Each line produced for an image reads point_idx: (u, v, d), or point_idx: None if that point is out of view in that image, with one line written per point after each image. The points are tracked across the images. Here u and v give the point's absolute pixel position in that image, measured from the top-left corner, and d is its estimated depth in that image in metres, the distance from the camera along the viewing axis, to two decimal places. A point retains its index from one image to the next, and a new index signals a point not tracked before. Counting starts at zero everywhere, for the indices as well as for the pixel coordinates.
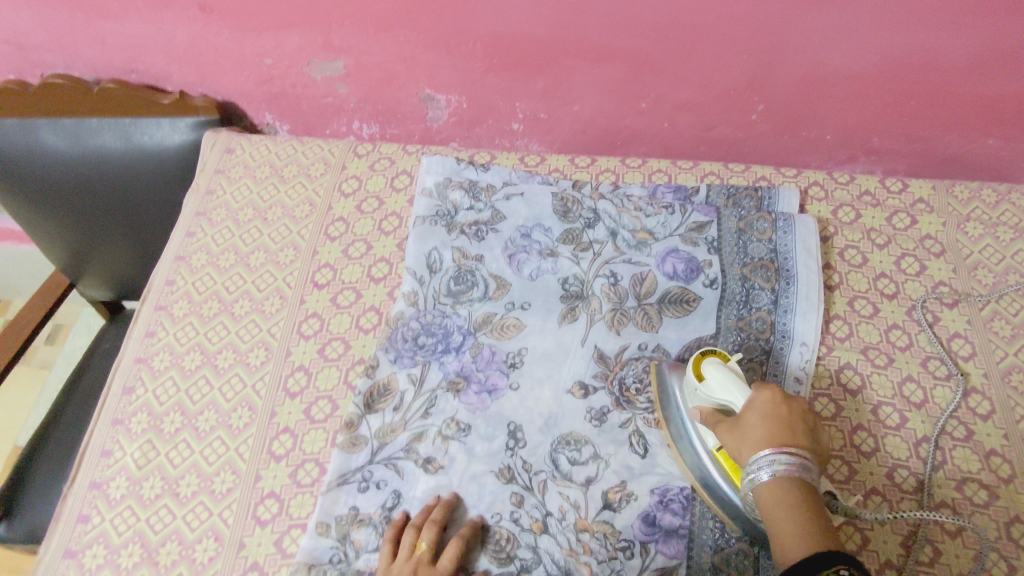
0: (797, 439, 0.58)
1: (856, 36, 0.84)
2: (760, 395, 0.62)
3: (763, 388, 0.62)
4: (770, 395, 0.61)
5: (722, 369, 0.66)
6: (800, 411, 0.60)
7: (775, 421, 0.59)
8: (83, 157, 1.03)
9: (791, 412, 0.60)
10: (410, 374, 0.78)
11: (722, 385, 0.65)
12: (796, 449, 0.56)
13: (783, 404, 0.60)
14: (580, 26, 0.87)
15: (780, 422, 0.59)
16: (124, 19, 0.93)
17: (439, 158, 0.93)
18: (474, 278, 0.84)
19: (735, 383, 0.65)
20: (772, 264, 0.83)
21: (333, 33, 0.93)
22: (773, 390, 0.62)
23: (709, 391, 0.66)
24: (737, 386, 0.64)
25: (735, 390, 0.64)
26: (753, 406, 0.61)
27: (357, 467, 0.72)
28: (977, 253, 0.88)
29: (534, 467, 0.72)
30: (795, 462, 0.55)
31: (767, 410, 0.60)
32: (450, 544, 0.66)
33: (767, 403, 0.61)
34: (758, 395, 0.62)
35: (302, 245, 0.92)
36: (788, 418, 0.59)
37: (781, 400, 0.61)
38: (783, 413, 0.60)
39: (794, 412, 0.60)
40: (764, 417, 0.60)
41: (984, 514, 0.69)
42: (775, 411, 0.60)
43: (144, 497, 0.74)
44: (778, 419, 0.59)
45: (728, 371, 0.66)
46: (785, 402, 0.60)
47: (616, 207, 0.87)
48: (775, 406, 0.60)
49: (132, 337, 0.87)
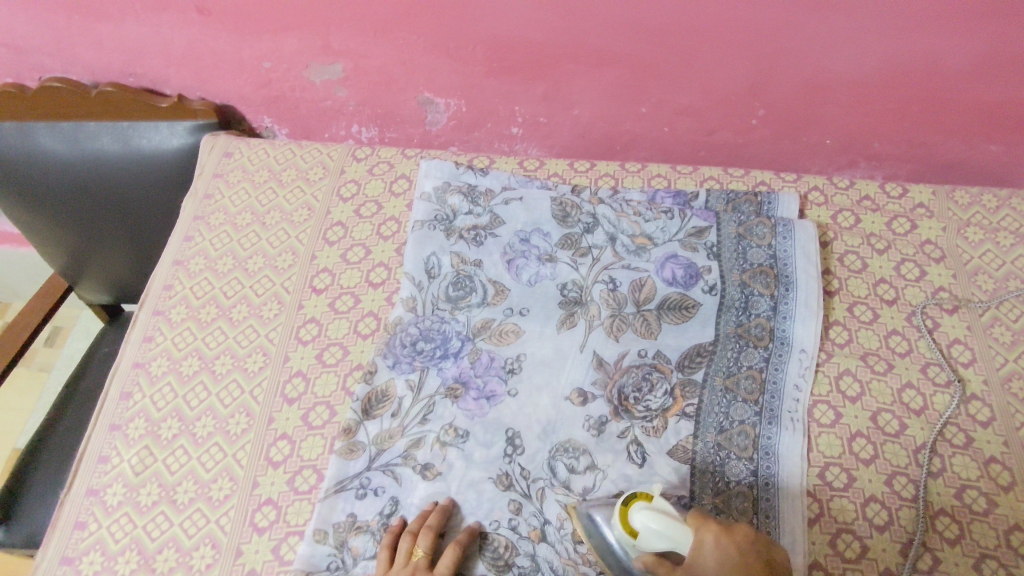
0: None
1: (857, 43, 0.84)
2: (703, 541, 0.56)
3: (703, 529, 0.57)
4: (714, 540, 0.56)
5: (651, 512, 0.60)
6: (750, 547, 0.55)
7: (731, 570, 0.54)
8: (80, 160, 1.03)
9: (742, 554, 0.55)
10: (408, 380, 0.77)
11: (659, 533, 0.58)
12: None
13: (730, 546, 0.55)
14: (579, 30, 0.87)
15: (735, 574, 0.54)
16: (122, 22, 0.93)
17: (438, 162, 0.92)
18: (473, 283, 0.83)
19: (670, 525, 0.58)
20: (771, 270, 0.82)
21: (332, 37, 0.92)
22: (714, 531, 0.56)
23: (648, 541, 0.59)
24: (674, 529, 0.58)
25: (674, 535, 0.58)
26: (702, 557, 0.55)
27: (354, 474, 0.72)
28: (977, 258, 0.87)
29: (532, 474, 0.72)
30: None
31: (718, 562, 0.55)
32: (447, 550, 0.66)
33: (716, 552, 0.55)
34: (702, 542, 0.56)
35: (300, 249, 0.92)
36: (742, 567, 0.54)
37: (726, 541, 0.56)
38: (735, 558, 0.55)
39: (745, 553, 0.55)
40: (720, 572, 0.54)
41: (983, 522, 0.69)
42: (728, 557, 0.55)
43: (141, 504, 0.74)
44: (734, 570, 0.54)
45: (656, 512, 0.60)
46: (731, 541, 0.56)
47: (615, 211, 0.87)
48: (726, 555, 0.55)
49: (130, 342, 0.86)
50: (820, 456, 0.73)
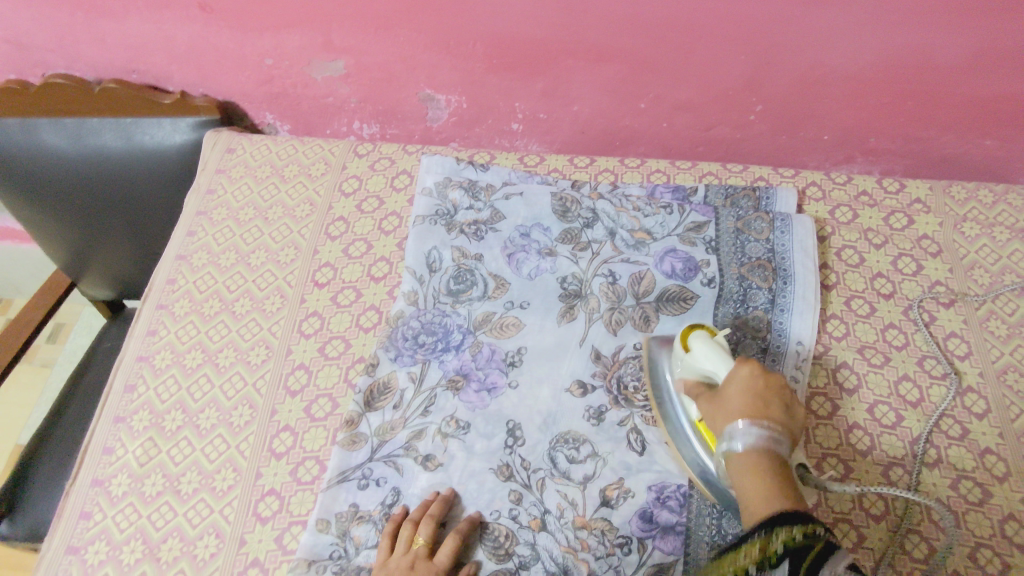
0: (773, 413, 0.58)
1: (853, 37, 0.84)
2: (740, 367, 0.62)
3: (744, 361, 0.63)
4: (750, 368, 0.61)
5: (709, 341, 0.68)
6: (778, 386, 0.60)
7: (753, 394, 0.59)
8: (83, 156, 1.04)
9: (769, 385, 0.60)
10: (410, 373, 0.78)
11: (709, 357, 0.66)
12: (769, 421, 0.57)
13: (761, 377, 0.61)
14: (578, 26, 0.88)
15: (758, 395, 0.59)
16: (125, 19, 0.94)
17: (439, 158, 0.94)
18: (473, 277, 0.84)
19: (719, 355, 0.66)
20: (769, 264, 0.83)
21: (333, 33, 0.93)
22: (753, 364, 0.62)
23: (696, 361, 0.68)
24: (721, 360, 0.66)
25: (719, 362, 0.65)
26: (733, 379, 0.62)
27: (357, 465, 0.73)
28: (973, 253, 0.88)
29: (532, 465, 0.72)
30: (767, 434, 0.56)
31: (747, 381, 0.61)
32: (447, 540, 0.67)
33: (746, 376, 0.61)
34: (738, 367, 0.62)
35: (303, 244, 0.92)
36: (764, 392, 0.59)
37: (760, 373, 0.61)
38: (761, 386, 0.60)
39: (772, 386, 0.60)
40: (744, 388, 0.60)
41: (979, 512, 0.70)
42: (756, 385, 0.60)
43: (146, 494, 0.74)
44: (755, 392, 0.60)
45: (714, 344, 0.68)
46: (762, 377, 0.61)
47: (614, 206, 0.88)
48: (754, 380, 0.60)
49: (134, 336, 0.87)
50: (818, 446, 0.74)
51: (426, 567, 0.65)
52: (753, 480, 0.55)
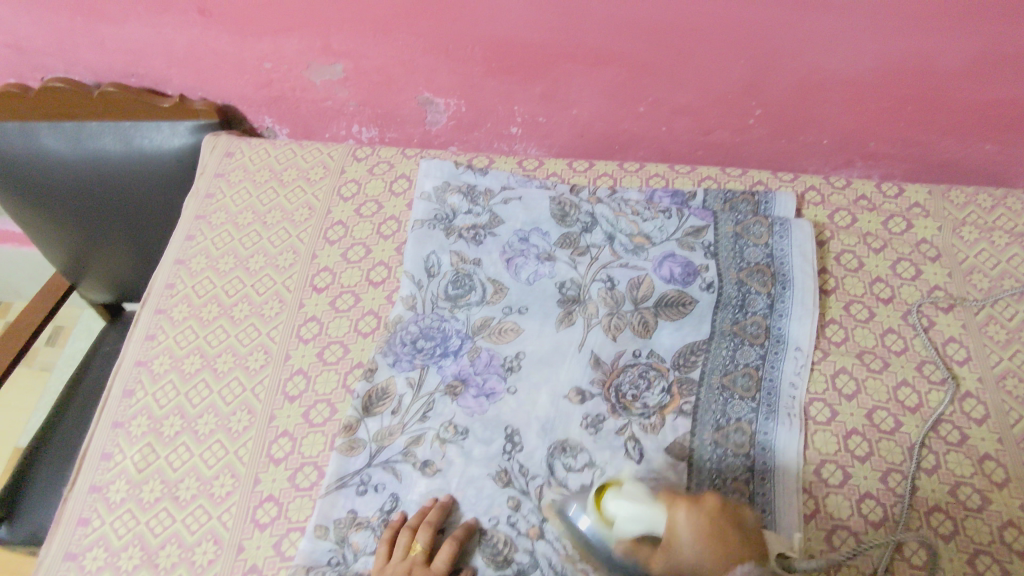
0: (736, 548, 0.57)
1: (852, 41, 0.84)
2: (677, 513, 0.59)
3: (677, 506, 0.60)
4: (687, 512, 0.59)
5: (622, 495, 0.62)
6: (718, 514, 0.59)
7: (706, 535, 0.58)
8: (82, 160, 1.04)
9: (715, 523, 0.59)
10: (408, 378, 0.78)
11: (636, 515, 0.60)
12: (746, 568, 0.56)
13: (702, 517, 0.59)
14: (577, 30, 0.88)
15: (712, 536, 0.58)
16: (124, 22, 0.94)
17: (438, 162, 0.93)
18: (472, 282, 0.84)
19: (646, 508, 0.61)
20: (768, 269, 0.83)
21: (332, 37, 0.93)
22: (685, 506, 0.60)
23: (625, 525, 0.61)
24: (649, 512, 0.60)
25: (650, 512, 0.60)
26: (679, 531, 0.59)
27: (355, 471, 0.73)
28: (972, 257, 0.88)
29: (530, 472, 0.72)
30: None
31: (695, 529, 0.58)
32: (445, 546, 0.67)
33: (691, 523, 0.59)
34: (675, 515, 0.59)
35: (301, 249, 0.92)
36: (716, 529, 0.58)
37: (698, 514, 0.59)
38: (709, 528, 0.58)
39: (715, 521, 0.59)
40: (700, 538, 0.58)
41: (977, 518, 0.69)
42: (704, 524, 0.58)
43: (144, 501, 0.74)
44: (710, 531, 0.58)
45: (631, 496, 0.62)
46: (701, 512, 0.59)
47: (613, 211, 0.88)
48: (701, 525, 0.58)
49: (132, 341, 0.87)
50: (816, 453, 0.74)
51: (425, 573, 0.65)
52: None
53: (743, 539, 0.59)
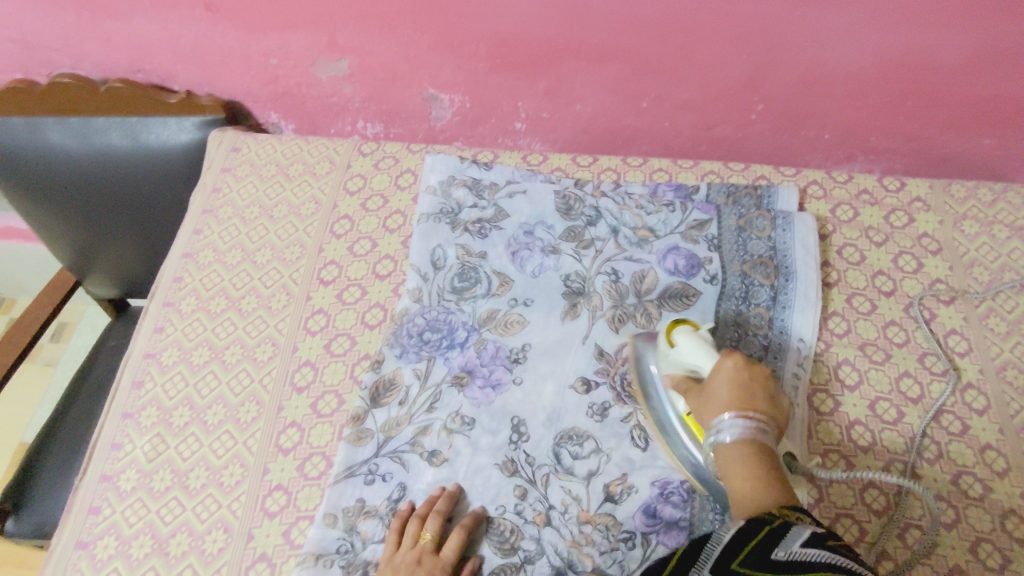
0: (759, 405, 0.61)
1: (854, 36, 0.85)
2: (725, 360, 0.65)
3: (730, 355, 0.65)
4: (735, 360, 0.64)
5: (695, 337, 0.70)
6: (762, 377, 0.63)
7: (739, 384, 0.63)
8: (89, 155, 1.05)
9: (754, 377, 0.63)
10: (415, 369, 0.79)
11: (694, 351, 0.69)
12: (756, 414, 0.60)
13: (747, 370, 0.64)
14: (581, 26, 0.88)
15: (743, 388, 0.62)
16: (131, 18, 0.94)
17: (443, 157, 0.94)
18: (477, 275, 0.85)
19: (704, 349, 0.68)
20: (771, 261, 0.84)
21: (337, 33, 0.94)
22: (738, 357, 0.65)
23: (681, 355, 0.70)
24: (704, 355, 0.68)
25: (704, 356, 0.68)
26: (718, 373, 0.64)
27: (363, 460, 0.74)
28: (973, 251, 0.89)
29: (537, 461, 0.73)
30: (753, 425, 0.59)
31: (733, 373, 0.63)
32: (453, 535, 0.68)
33: (731, 370, 0.64)
34: (724, 360, 0.65)
35: (308, 243, 0.93)
36: (748, 382, 0.63)
37: (744, 366, 0.64)
38: (745, 379, 0.63)
39: (756, 378, 0.63)
40: (729, 382, 0.63)
41: (979, 507, 0.70)
42: (741, 375, 0.63)
43: (155, 489, 0.75)
44: (739, 383, 0.63)
45: (698, 339, 0.70)
46: (748, 369, 0.64)
47: (617, 204, 0.89)
48: (738, 373, 0.63)
49: (141, 333, 0.88)
50: (820, 442, 0.75)
51: (434, 562, 0.66)
52: (744, 467, 0.57)
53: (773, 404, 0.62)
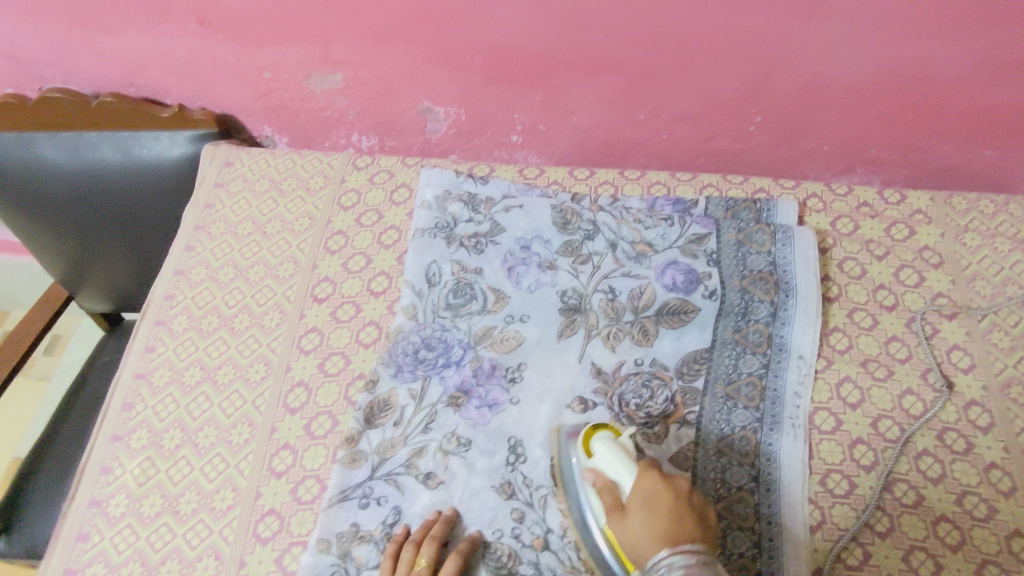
0: (687, 533, 0.58)
1: (852, 47, 0.84)
2: (643, 483, 0.63)
3: (646, 475, 0.63)
4: (652, 484, 0.62)
5: (612, 446, 0.67)
6: (683, 501, 0.61)
7: (663, 512, 0.60)
8: (79, 169, 1.03)
9: (671, 499, 0.61)
10: (410, 389, 0.78)
11: (613, 465, 0.66)
12: (690, 549, 0.56)
13: (664, 493, 0.61)
14: (578, 39, 0.87)
15: (666, 514, 0.60)
16: (122, 32, 0.93)
17: (439, 171, 0.93)
18: (473, 291, 0.83)
19: (622, 460, 0.66)
20: (771, 277, 0.83)
21: (331, 47, 0.93)
22: (654, 478, 0.63)
23: (601, 466, 0.67)
24: (623, 465, 0.65)
25: (622, 469, 0.65)
26: (637, 498, 0.62)
27: (358, 483, 0.72)
28: (975, 264, 0.88)
29: (534, 482, 0.72)
30: (692, 564, 0.55)
31: (650, 501, 0.61)
32: (449, 560, 0.66)
33: (650, 494, 0.62)
34: (641, 482, 0.63)
35: (302, 259, 0.92)
36: (672, 510, 0.60)
37: (659, 490, 0.62)
38: (666, 506, 0.60)
39: (675, 500, 0.61)
40: (648, 514, 0.60)
41: (984, 528, 0.69)
42: (662, 502, 0.61)
43: (144, 515, 0.74)
44: (662, 511, 0.60)
45: (617, 448, 0.67)
46: (667, 491, 0.62)
47: (615, 218, 0.88)
48: (657, 501, 0.61)
49: (132, 353, 0.86)
50: (822, 462, 0.74)
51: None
52: None
53: (701, 529, 0.59)
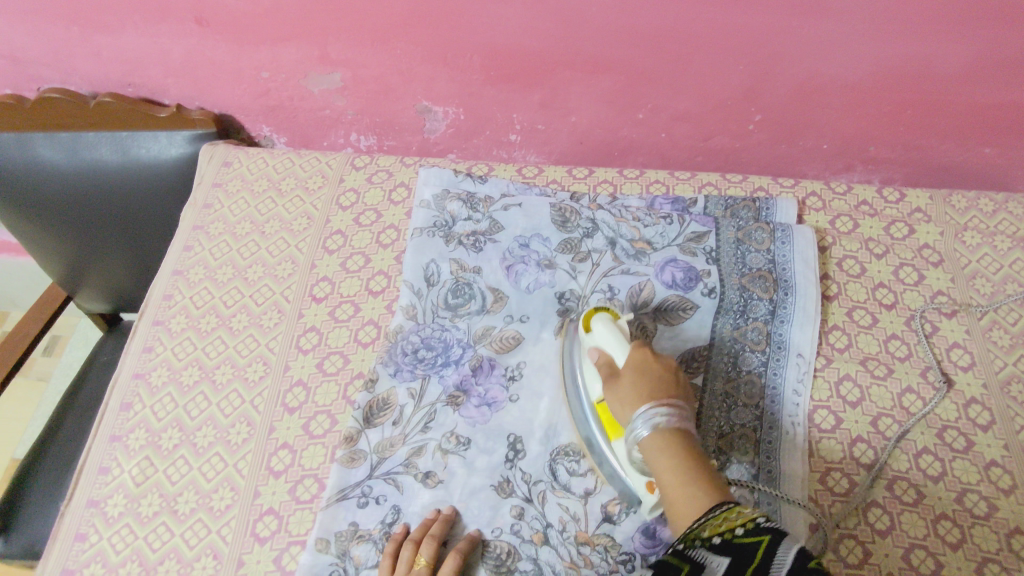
0: (671, 393, 0.63)
1: (850, 46, 0.84)
2: (635, 352, 0.67)
3: (638, 348, 0.67)
4: (642, 355, 0.66)
5: (610, 325, 0.71)
6: (670, 370, 0.66)
7: (650, 376, 0.64)
8: (78, 169, 1.03)
9: (661, 369, 0.65)
10: (409, 388, 0.77)
11: (609, 339, 0.70)
12: (671, 401, 0.60)
13: (653, 363, 0.66)
14: (576, 37, 0.87)
15: (652, 377, 0.64)
16: (120, 32, 0.93)
17: (437, 171, 0.93)
18: (472, 291, 0.83)
19: (618, 335, 0.70)
20: (770, 274, 0.83)
21: (330, 46, 0.92)
22: (644, 350, 0.67)
23: (598, 342, 0.71)
24: (620, 340, 0.69)
25: (617, 342, 0.69)
26: (629, 364, 0.66)
27: (356, 482, 0.72)
28: (975, 262, 0.88)
29: (533, 479, 0.72)
30: (670, 413, 0.59)
31: (639, 368, 0.65)
32: (448, 559, 0.66)
33: (640, 362, 0.66)
34: (633, 352, 0.67)
35: (300, 259, 0.92)
36: (656, 376, 0.65)
37: (648, 360, 0.66)
38: (655, 373, 0.65)
39: (664, 369, 0.66)
40: (639, 377, 0.65)
41: (985, 526, 0.69)
42: (650, 369, 0.65)
43: (142, 515, 0.74)
44: (647, 376, 0.64)
45: (615, 327, 0.71)
46: (656, 361, 0.66)
47: (614, 216, 0.88)
48: (648, 368, 0.65)
49: (130, 353, 0.86)
50: (821, 460, 0.74)
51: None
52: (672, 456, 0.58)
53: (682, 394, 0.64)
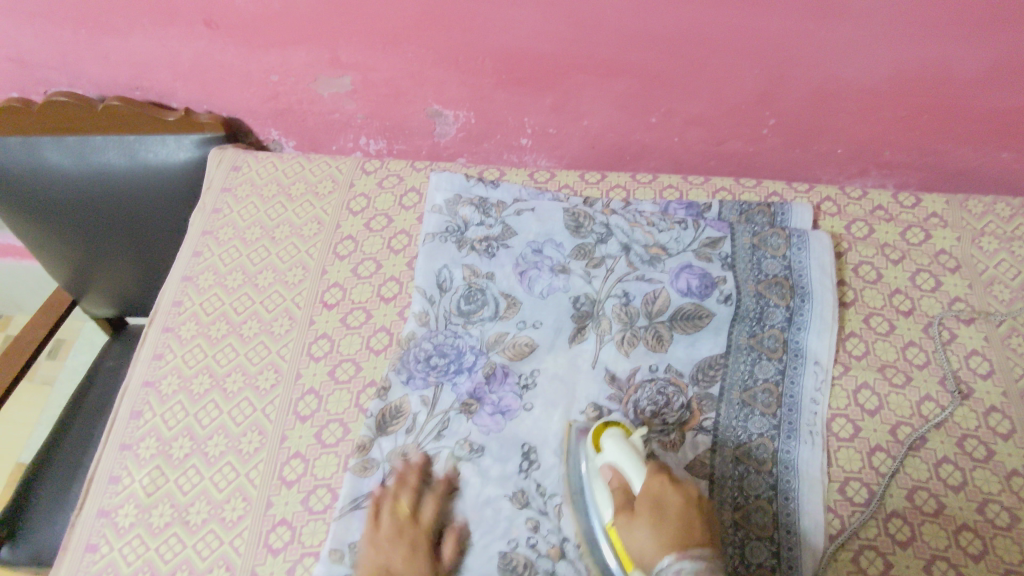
0: (697, 538, 0.59)
1: (869, 49, 0.83)
2: (654, 483, 0.63)
3: (658, 476, 0.64)
4: (662, 487, 0.63)
5: (623, 446, 0.67)
6: (693, 507, 0.62)
7: (673, 514, 0.61)
8: (85, 173, 1.02)
9: (682, 502, 0.62)
10: (422, 396, 0.76)
11: (624, 463, 0.66)
12: (698, 552, 0.57)
13: (675, 496, 0.62)
14: (589, 41, 0.86)
15: (676, 517, 0.60)
16: (128, 35, 0.92)
17: (448, 175, 0.92)
18: (485, 297, 0.82)
19: (633, 460, 0.66)
20: (787, 281, 0.82)
21: (340, 49, 0.92)
22: (664, 480, 0.63)
23: (612, 463, 0.67)
24: (635, 464, 0.65)
25: (632, 467, 0.65)
26: (648, 496, 0.63)
27: (368, 492, 0.71)
28: (992, 268, 0.87)
29: (549, 491, 0.71)
30: (698, 565, 0.56)
31: (659, 506, 0.62)
32: (430, 502, 0.70)
33: (661, 496, 0.62)
34: (652, 483, 0.63)
35: (311, 264, 0.91)
36: (681, 516, 0.60)
37: (669, 492, 0.62)
38: (675, 509, 0.61)
39: (685, 503, 0.62)
40: (658, 516, 0.61)
41: (1007, 538, 0.68)
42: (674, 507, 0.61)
43: (154, 526, 0.73)
44: (671, 516, 0.61)
45: (628, 446, 0.67)
46: (678, 495, 0.62)
47: (628, 221, 0.86)
48: (667, 505, 0.62)
49: (140, 360, 0.85)
50: (840, 470, 0.73)
51: (415, 530, 0.68)
52: None
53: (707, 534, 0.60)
